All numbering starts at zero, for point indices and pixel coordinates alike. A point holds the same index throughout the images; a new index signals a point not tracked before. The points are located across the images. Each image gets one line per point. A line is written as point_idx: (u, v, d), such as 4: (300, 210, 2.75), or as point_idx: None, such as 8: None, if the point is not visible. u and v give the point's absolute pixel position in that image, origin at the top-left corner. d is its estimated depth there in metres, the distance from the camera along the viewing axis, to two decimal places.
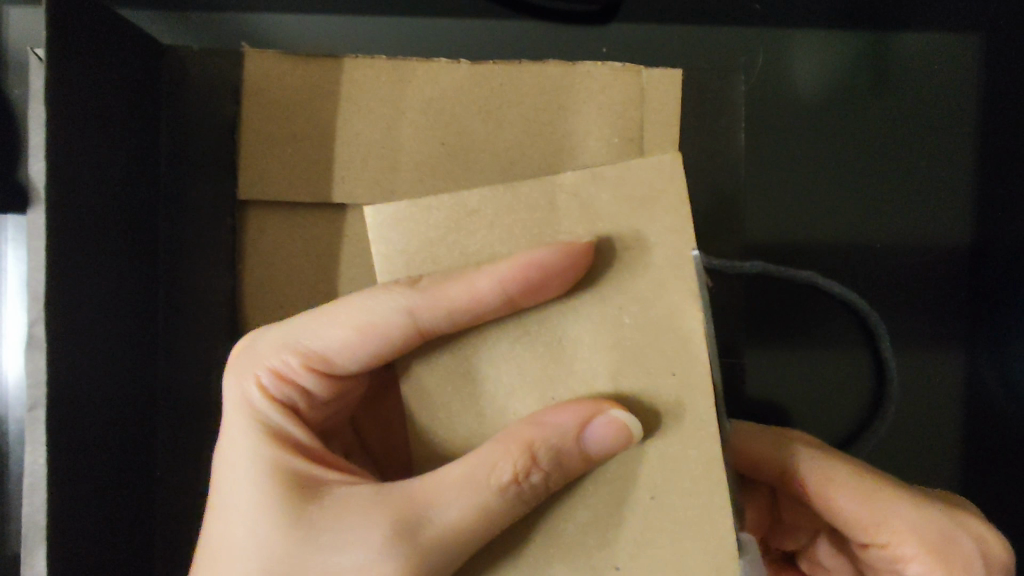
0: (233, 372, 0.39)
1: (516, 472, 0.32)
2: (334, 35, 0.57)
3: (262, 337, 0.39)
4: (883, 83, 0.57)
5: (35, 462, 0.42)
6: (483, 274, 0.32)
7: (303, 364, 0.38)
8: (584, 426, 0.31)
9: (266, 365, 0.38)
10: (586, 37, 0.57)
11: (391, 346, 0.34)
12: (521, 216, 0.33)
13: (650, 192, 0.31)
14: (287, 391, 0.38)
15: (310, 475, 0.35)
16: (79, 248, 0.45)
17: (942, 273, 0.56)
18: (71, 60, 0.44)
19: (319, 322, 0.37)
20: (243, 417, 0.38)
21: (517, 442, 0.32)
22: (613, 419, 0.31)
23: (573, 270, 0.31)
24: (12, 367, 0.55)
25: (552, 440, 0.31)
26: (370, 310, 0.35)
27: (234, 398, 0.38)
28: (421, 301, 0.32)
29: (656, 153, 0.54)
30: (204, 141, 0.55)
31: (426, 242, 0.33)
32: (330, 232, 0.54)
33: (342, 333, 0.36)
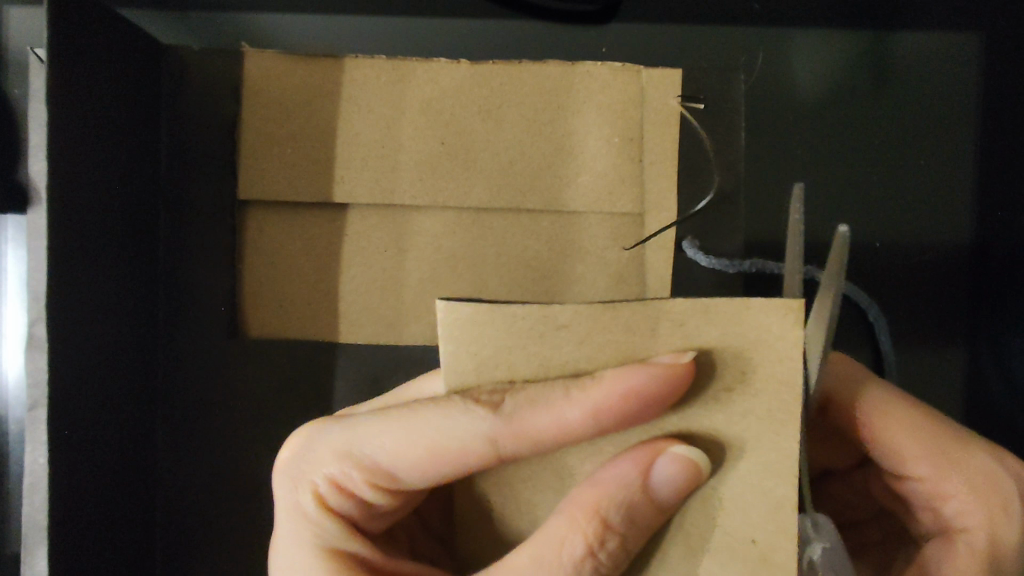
0: (288, 475, 0.38)
1: (588, 541, 0.31)
2: (334, 35, 0.57)
3: (321, 440, 0.37)
4: (884, 81, 0.57)
5: (36, 461, 0.43)
6: (569, 400, 0.30)
7: (364, 479, 0.36)
8: (649, 483, 0.30)
9: (323, 473, 0.36)
10: (587, 37, 0.57)
11: (468, 468, 0.33)
12: (613, 331, 0.30)
13: (766, 324, 0.28)
14: (345, 503, 0.36)
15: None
16: (78, 247, 0.45)
17: (942, 272, 0.56)
18: (71, 61, 0.44)
19: (379, 434, 0.35)
20: (299, 525, 0.37)
21: (582, 509, 0.31)
22: (675, 455, 0.30)
23: (675, 395, 0.29)
24: (13, 367, 0.55)
25: (617, 495, 0.31)
26: (440, 430, 0.33)
27: (290, 505, 0.37)
28: (505, 431, 0.31)
29: (658, 153, 0.54)
30: (204, 140, 0.55)
31: (501, 349, 0.30)
32: (330, 232, 0.54)
33: (413, 453, 0.34)
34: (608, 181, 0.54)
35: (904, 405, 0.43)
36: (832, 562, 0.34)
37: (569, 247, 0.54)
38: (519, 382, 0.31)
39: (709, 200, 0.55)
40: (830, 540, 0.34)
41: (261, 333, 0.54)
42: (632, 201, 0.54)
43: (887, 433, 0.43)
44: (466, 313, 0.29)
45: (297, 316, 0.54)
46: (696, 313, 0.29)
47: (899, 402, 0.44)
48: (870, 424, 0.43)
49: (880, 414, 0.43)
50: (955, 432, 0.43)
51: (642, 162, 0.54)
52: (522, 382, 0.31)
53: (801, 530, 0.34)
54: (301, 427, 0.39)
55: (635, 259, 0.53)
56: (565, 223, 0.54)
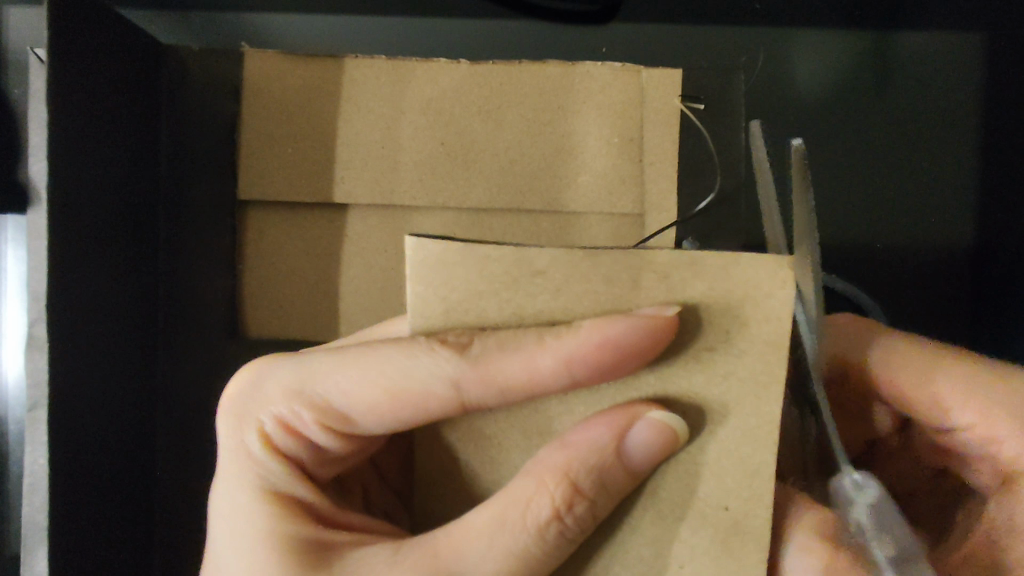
0: (233, 413, 0.36)
1: (555, 505, 0.30)
2: (334, 36, 0.57)
3: (270, 379, 0.35)
4: (885, 82, 0.57)
5: (35, 462, 0.43)
6: (543, 345, 0.29)
7: (315, 420, 0.34)
8: (625, 445, 0.29)
9: (272, 412, 0.34)
10: (588, 38, 0.57)
11: (426, 413, 0.31)
12: (593, 283, 0.29)
13: (754, 277, 0.29)
14: (296, 446, 0.34)
15: (320, 539, 0.33)
16: (78, 247, 0.45)
17: (943, 273, 0.56)
18: (71, 61, 0.44)
19: (333, 375, 0.33)
20: (243, 467, 0.35)
21: (552, 472, 0.30)
22: (653, 421, 0.29)
23: (654, 348, 0.28)
24: (13, 367, 0.55)
25: (589, 458, 0.30)
26: (400, 370, 0.31)
27: (234, 445, 0.35)
28: (470, 376, 0.29)
29: (657, 153, 0.54)
30: (204, 140, 0.55)
31: (473, 293, 0.30)
32: (330, 232, 0.54)
33: (368, 394, 0.32)
34: (607, 181, 0.54)
35: (910, 347, 0.40)
36: (883, 515, 0.31)
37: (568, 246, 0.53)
38: (490, 328, 0.30)
39: (711, 200, 0.55)
40: (875, 498, 0.31)
41: (260, 333, 0.54)
42: (632, 200, 0.54)
43: (898, 378, 0.40)
44: (442, 248, 0.29)
45: (296, 316, 0.53)
46: (680, 263, 0.29)
47: (903, 343, 0.41)
48: (881, 373, 0.41)
49: (892, 361, 0.40)
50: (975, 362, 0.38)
51: (641, 162, 0.54)
52: (493, 330, 0.30)
53: (841, 490, 0.32)
54: (248, 363, 0.36)
55: None
56: (565, 223, 0.53)
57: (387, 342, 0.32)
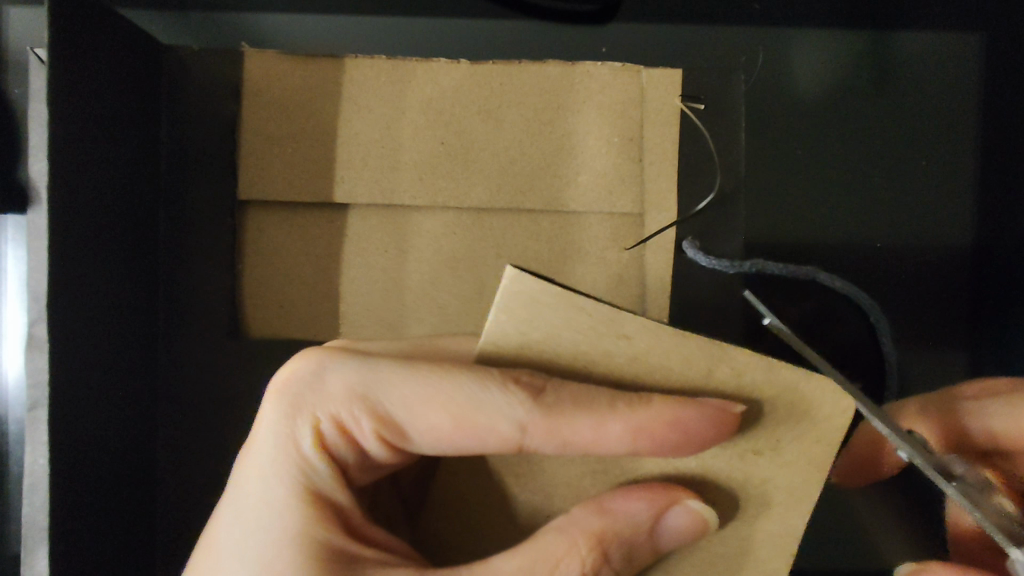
0: (288, 401, 0.37)
1: (582, 567, 0.33)
2: (334, 36, 0.57)
3: (334, 376, 0.36)
4: (885, 81, 0.57)
5: (35, 462, 0.43)
6: (614, 416, 0.33)
7: (373, 428, 0.35)
8: (660, 519, 0.33)
9: (331, 411, 0.36)
10: (587, 37, 0.57)
11: (483, 443, 0.34)
12: (669, 355, 0.33)
13: (817, 397, 0.34)
14: (344, 449, 0.36)
15: (348, 551, 0.34)
16: (78, 248, 0.45)
17: (944, 271, 0.56)
18: (72, 62, 0.44)
19: (402, 389, 0.35)
20: (287, 458, 0.36)
21: (586, 536, 0.33)
22: (691, 509, 0.33)
23: (713, 436, 0.32)
24: (13, 368, 0.55)
25: (625, 530, 0.33)
26: (473, 399, 0.34)
27: (282, 433, 0.36)
28: (541, 425, 0.33)
29: (657, 153, 0.54)
30: (205, 140, 0.55)
31: (551, 333, 0.33)
32: (330, 232, 0.54)
33: (430, 412, 0.35)
34: (608, 180, 0.54)
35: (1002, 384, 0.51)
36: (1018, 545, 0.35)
37: (568, 247, 0.53)
38: (564, 381, 0.34)
39: (711, 199, 0.55)
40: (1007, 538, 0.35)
41: (261, 333, 0.54)
42: (632, 200, 0.54)
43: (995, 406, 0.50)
44: (539, 289, 0.32)
45: (297, 316, 0.53)
46: (759, 365, 0.33)
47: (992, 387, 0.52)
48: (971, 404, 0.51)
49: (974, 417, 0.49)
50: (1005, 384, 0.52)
51: (642, 162, 0.54)
52: (566, 381, 0.34)
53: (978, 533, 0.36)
54: (313, 350, 0.38)
55: (634, 259, 0.53)
56: (565, 223, 0.54)
57: (464, 371, 0.34)
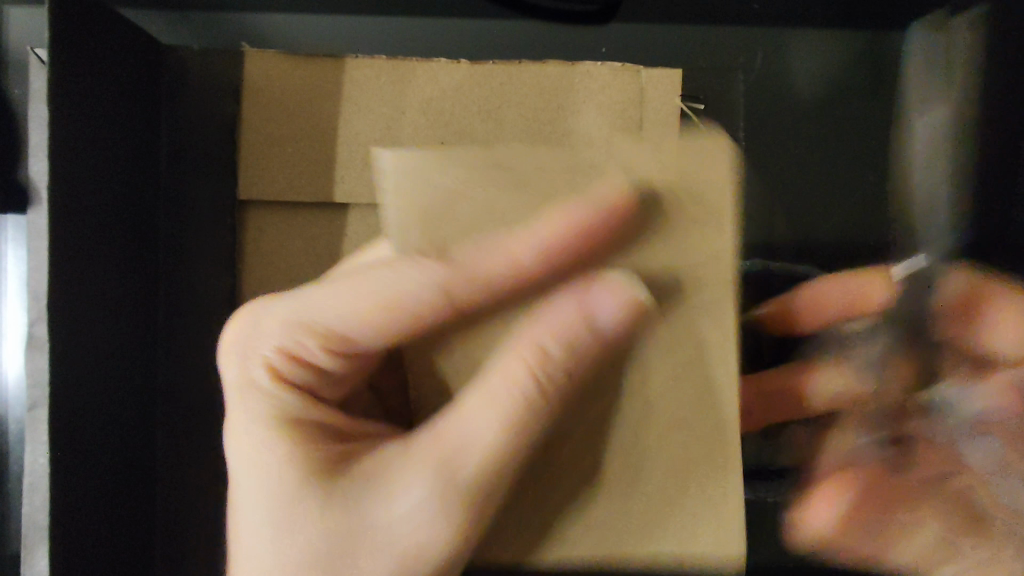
0: (237, 354, 0.40)
1: (533, 372, 0.35)
2: (333, 36, 0.57)
3: (267, 316, 0.40)
4: (884, 80, 0.57)
5: (35, 461, 0.43)
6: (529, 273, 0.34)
7: (318, 345, 0.38)
8: (591, 310, 0.34)
9: (274, 345, 0.39)
10: (587, 37, 0.57)
11: (417, 324, 0.36)
12: (567, 206, 0.34)
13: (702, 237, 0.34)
14: (300, 373, 0.39)
15: (338, 455, 0.37)
16: (79, 246, 0.45)
17: (944, 271, 0.56)
18: (74, 62, 0.44)
19: (327, 298, 0.38)
20: (253, 399, 0.39)
21: (530, 349, 0.35)
22: (617, 294, 0.33)
23: (625, 225, 0.34)
24: (13, 367, 0.55)
25: (562, 330, 0.35)
26: (393, 285, 0.36)
27: (241, 381, 0.39)
28: (457, 277, 0.34)
29: None
30: (205, 139, 0.55)
31: (434, 195, 0.34)
32: (329, 232, 0.54)
33: (361, 306, 0.37)
34: None
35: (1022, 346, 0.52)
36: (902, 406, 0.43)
37: None
38: (459, 240, 0.35)
39: None
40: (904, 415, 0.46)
41: None
42: None
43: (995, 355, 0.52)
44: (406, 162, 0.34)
45: None
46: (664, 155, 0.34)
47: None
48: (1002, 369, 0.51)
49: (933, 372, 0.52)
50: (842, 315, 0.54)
51: None
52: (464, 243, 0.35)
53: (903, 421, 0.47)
54: (247, 305, 0.41)
55: None
56: None
57: (374, 267, 0.38)
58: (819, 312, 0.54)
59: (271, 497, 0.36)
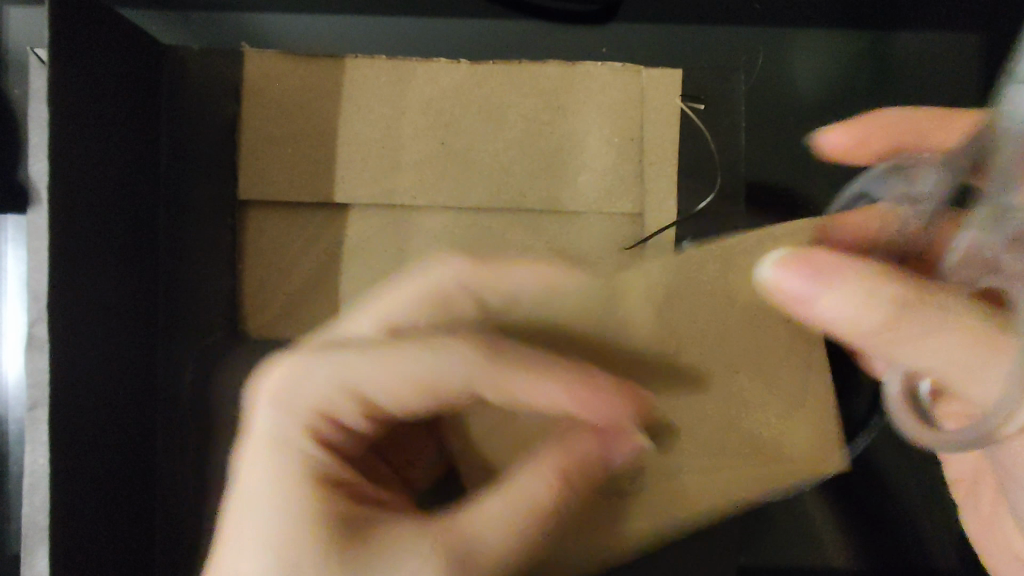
0: (253, 414, 0.37)
1: (550, 488, 0.36)
2: (333, 36, 0.57)
3: (279, 378, 0.37)
4: (885, 80, 0.57)
5: (36, 462, 0.44)
6: (547, 375, 0.36)
7: (344, 408, 0.37)
8: (607, 449, 0.37)
9: (293, 404, 0.36)
10: (587, 37, 0.57)
11: (376, 389, 0.37)
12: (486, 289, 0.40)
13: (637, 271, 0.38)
14: (333, 433, 0.37)
15: (352, 517, 0.35)
16: (79, 247, 0.45)
17: None
18: (74, 62, 0.44)
19: (338, 364, 0.36)
20: (267, 461, 0.36)
21: (554, 401, 0.36)
22: (625, 424, 0.37)
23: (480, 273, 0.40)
24: (13, 368, 0.55)
25: (571, 408, 0.36)
26: (336, 339, 0.39)
27: (257, 439, 0.36)
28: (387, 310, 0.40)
29: (657, 153, 0.54)
30: (205, 139, 0.55)
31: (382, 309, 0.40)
32: (330, 232, 0.54)
33: (364, 371, 0.36)
34: (608, 180, 0.54)
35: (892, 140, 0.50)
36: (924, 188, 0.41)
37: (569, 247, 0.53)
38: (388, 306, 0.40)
39: (711, 200, 0.55)
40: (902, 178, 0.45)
41: (260, 333, 0.54)
42: (632, 200, 0.54)
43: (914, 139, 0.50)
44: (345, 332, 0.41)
45: (296, 317, 0.53)
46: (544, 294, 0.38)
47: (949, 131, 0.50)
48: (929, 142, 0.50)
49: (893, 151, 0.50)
50: (891, 143, 0.50)
51: (642, 162, 0.54)
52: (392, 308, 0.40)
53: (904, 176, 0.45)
54: (275, 363, 0.38)
55: None
56: (565, 223, 0.54)
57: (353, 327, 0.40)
58: (860, 152, 0.51)
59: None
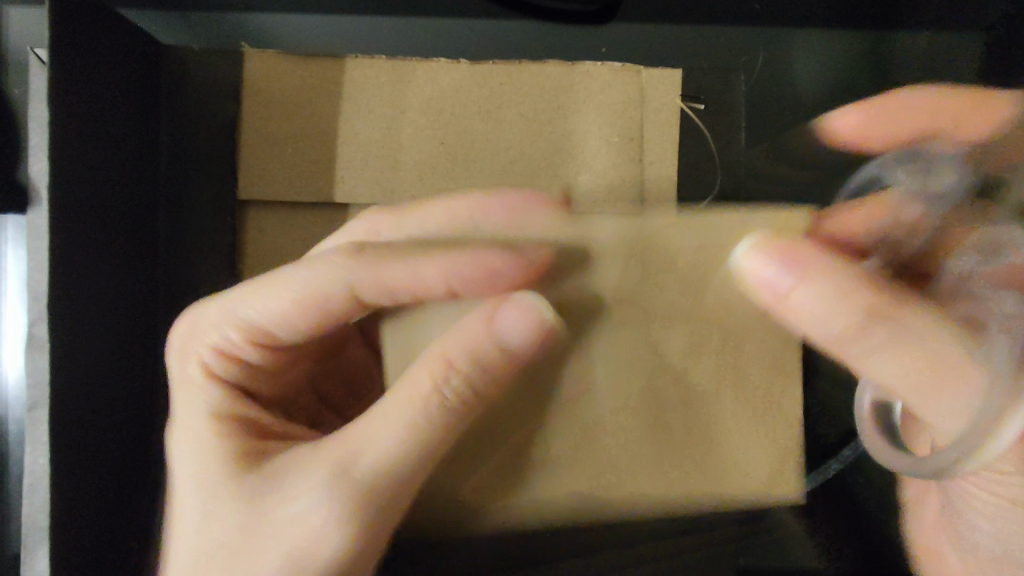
0: (175, 352, 0.40)
1: (435, 383, 0.33)
2: (333, 36, 0.57)
3: (202, 315, 0.40)
4: (886, 79, 0.57)
5: (35, 462, 0.43)
6: (432, 261, 0.34)
7: (245, 339, 0.39)
8: (497, 318, 0.34)
9: (206, 341, 0.39)
10: (587, 37, 0.57)
11: (312, 312, 0.38)
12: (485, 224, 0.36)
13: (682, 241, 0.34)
14: (236, 363, 0.40)
15: (249, 438, 0.36)
16: (79, 248, 0.45)
17: None
18: (74, 64, 0.44)
19: (248, 298, 0.39)
20: (191, 394, 0.39)
21: (457, 350, 0.34)
22: (523, 304, 0.33)
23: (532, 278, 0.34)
24: (13, 368, 0.55)
25: (492, 345, 0.34)
26: (299, 280, 0.38)
27: (178, 378, 0.40)
28: (326, 271, 0.37)
29: (656, 154, 0.54)
30: (205, 139, 0.55)
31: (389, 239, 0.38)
32: (330, 232, 0.54)
33: (277, 307, 0.38)
34: (608, 180, 0.54)
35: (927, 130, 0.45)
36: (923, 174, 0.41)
37: None
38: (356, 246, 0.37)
39: (711, 200, 0.55)
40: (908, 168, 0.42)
41: None
42: None
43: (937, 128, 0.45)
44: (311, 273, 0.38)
45: None
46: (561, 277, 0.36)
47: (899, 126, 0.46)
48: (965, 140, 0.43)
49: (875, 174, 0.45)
50: (899, 135, 0.46)
51: (642, 161, 0.54)
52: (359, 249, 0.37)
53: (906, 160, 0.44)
54: (186, 310, 0.42)
55: None
56: None
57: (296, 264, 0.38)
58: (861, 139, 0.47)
59: (198, 498, 0.34)
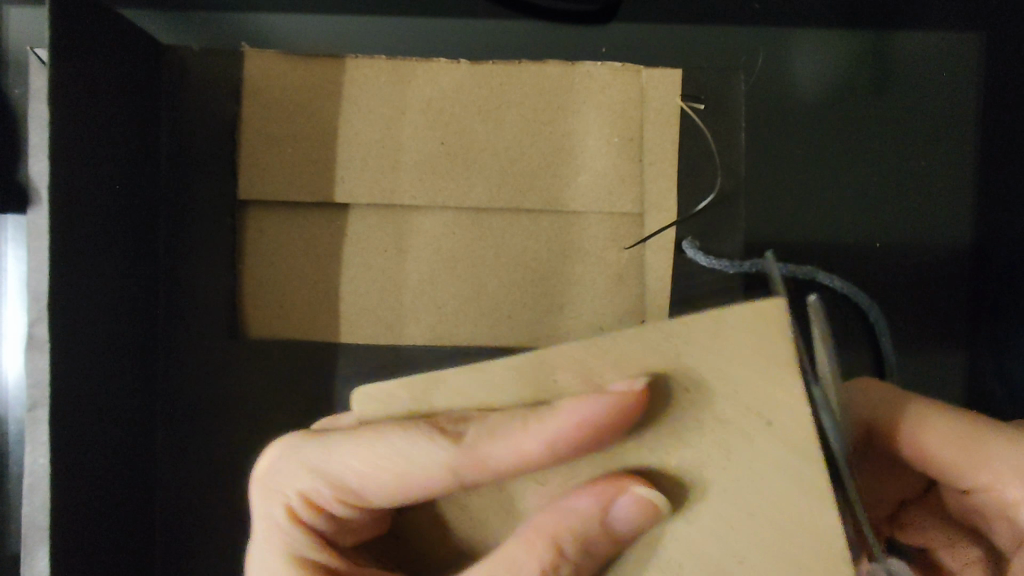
0: (263, 486, 0.41)
1: (543, 566, 0.33)
2: (333, 36, 0.57)
3: (292, 457, 0.40)
4: (887, 80, 0.57)
5: (35, 462, 0.43)
6: (528, 431, 0.32)
7: (334, 495, 0.38)
8: (609, 506, 0.32)
9: (296, 487, 0.39)
10: (587, 37, 0.57)
11: (427, 488, 0.35)
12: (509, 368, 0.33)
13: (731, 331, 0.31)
14: (317, 518, 0.39)
15: None
16: (80, 249, 0.45)
17: (945, 271, 0.56)
18: (73, 64, 0.44)
19: (342, 450, 0.37)
20: (275, 535, 0.40)
21: (540, 534, 0.33)
22: (636, 496, 0.31)
23: (627, 417, 0.30)
24: (13, 368, 0.55)
25: (574, 525, 0.33)
26: (399, 455, 0.34)
27: (265, 516, 0.40)
28: (461, 459, 0.33)
29: (656, 154, 0.54)
30: (204, 139, 0.55)
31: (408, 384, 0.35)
32: (329, 231, 0.54)
33: (379, 475, 0.36)
34: (608, 181, 0.54)
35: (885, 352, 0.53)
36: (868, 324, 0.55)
37: (569, 248, 0.53)
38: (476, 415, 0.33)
39: (711, 199, 0.55)
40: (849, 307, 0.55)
41: (260, 333, 0.54)
42: (632, 201, 0.54)
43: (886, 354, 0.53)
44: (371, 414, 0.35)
45: (297, 316, 0.53)
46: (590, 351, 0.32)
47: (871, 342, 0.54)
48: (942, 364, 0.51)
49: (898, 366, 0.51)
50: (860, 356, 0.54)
51: (642, 162, 0.54)
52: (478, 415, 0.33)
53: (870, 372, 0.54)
54: (276, 439, 0.42)
55: (634, 259, 0.53)
56: (565, 224, 0.53)
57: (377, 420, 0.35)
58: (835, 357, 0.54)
59: None
